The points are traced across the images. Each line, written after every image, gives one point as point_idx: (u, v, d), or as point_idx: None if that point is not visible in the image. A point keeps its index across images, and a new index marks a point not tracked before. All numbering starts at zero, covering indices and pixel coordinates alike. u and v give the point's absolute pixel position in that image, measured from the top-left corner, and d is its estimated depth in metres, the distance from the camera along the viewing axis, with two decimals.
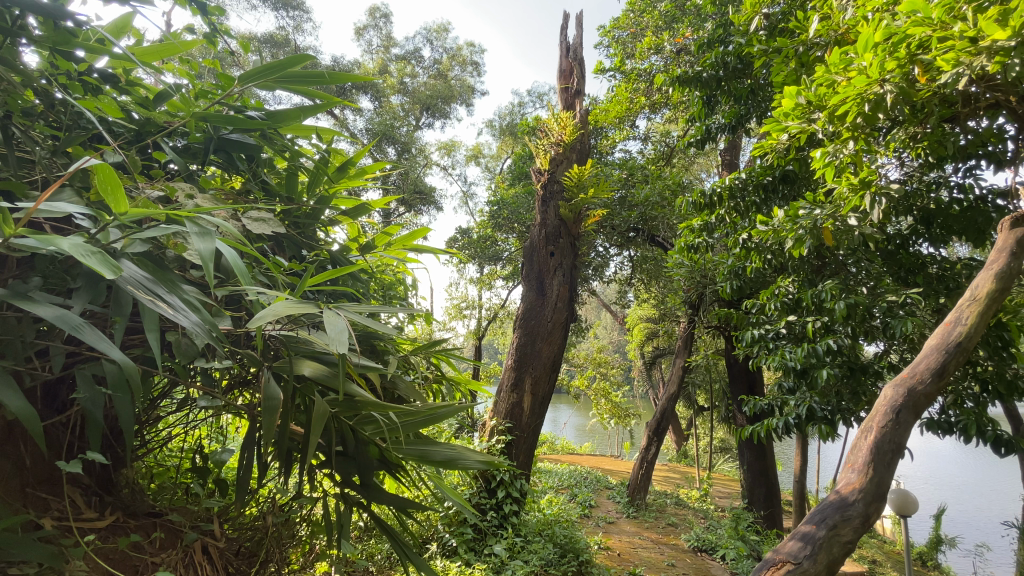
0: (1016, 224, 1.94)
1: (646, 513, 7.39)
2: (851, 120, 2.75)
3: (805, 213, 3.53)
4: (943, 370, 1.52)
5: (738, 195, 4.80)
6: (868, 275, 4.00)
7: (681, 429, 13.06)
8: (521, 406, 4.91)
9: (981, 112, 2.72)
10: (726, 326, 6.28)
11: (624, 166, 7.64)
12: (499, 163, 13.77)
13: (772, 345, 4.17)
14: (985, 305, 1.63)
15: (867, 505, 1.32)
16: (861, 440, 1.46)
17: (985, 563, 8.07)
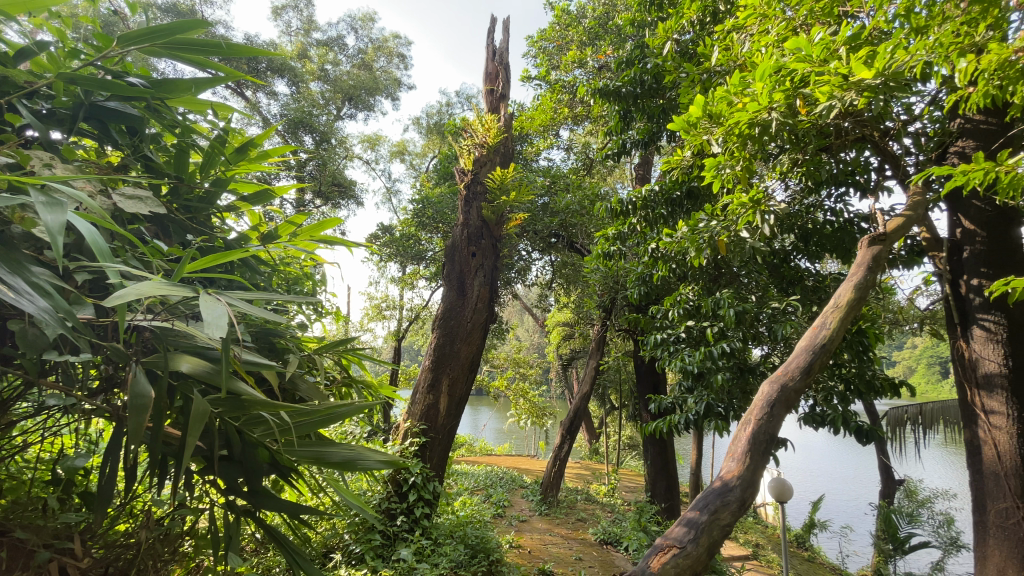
0: (872, 243, 2.24)
1: (557, 510, 7.59)
2: (743, 141, 3.02)
3: (704, 227, 3.83)
4: (808, 369, 1.64)
5: (649, 207, 5.12)
6: (756, 286, 4.41)
7: (593, 428, 13.60)
8: (437, 408, 4.81)
9: (849, 143, 3.11)
10: (635, 329, 6.63)
11: (548, 173, 7.84)
12: (423, 161, 13.53)
13: (673, 347, 4.48)
14: (845, 312, 1.84)
15: (745, 490, 1.28)
16: (740, 432, 1.47)
17: (848, 542, 9.17)
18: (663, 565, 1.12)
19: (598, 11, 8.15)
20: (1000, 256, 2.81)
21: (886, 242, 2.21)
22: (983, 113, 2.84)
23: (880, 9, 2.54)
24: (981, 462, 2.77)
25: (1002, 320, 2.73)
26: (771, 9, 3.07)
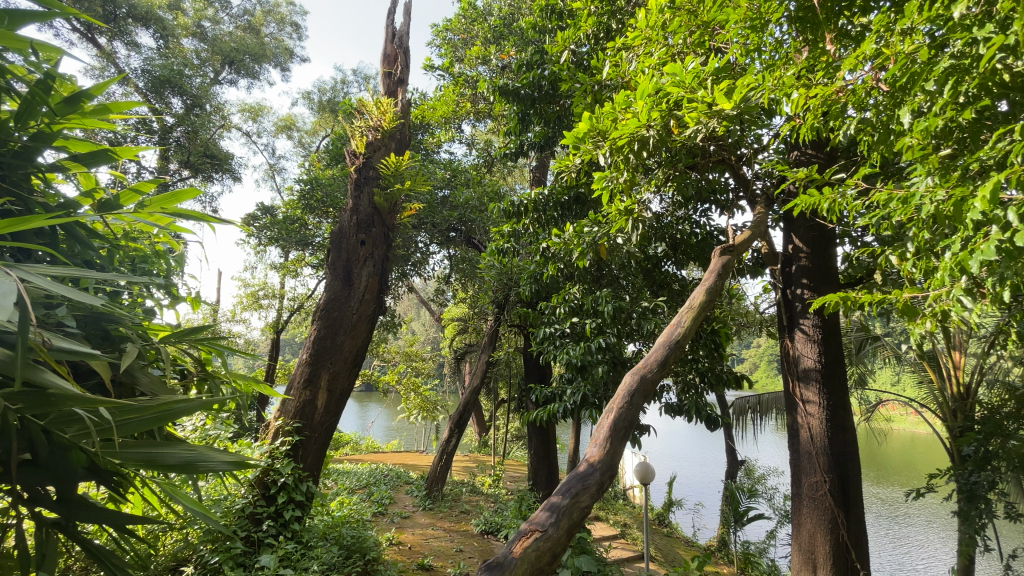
0: (723, 253, 2.55)
1: (442, 504, 7.59)
2: (624, 154, 3.24)
3: (588, 230, 4.07)
4: (665, 362, 1.81)
5: (542, 208, 5.32)
6: (632, 287, 4.79)
7: (483, 421, 13.79)
8: (314, 404, 4.50)
9: (711, 163, 3.50)
10: (525, 325, 6.85)
11: (448, 167, 7.79)
12: (315, 140, 12.64)
13: (558, 342, 4.70)
14: (697, 312, 2.07)
15: (604, 474, 1.38)
16: (603, 419, 1.58)
17: (699, 517, 10.38)
18: (525, 549, 1.16)
19: (504, 11, 8.24)
20: (819, 269, 3.34)
21: (734, 252, 2.52)
22: (811, 148, 3.36)
23: (739, 49, 2.88)
24: (798, 442, 3.24)
25: (819, 322, 3.26)
26: (654, 35, 3.30)
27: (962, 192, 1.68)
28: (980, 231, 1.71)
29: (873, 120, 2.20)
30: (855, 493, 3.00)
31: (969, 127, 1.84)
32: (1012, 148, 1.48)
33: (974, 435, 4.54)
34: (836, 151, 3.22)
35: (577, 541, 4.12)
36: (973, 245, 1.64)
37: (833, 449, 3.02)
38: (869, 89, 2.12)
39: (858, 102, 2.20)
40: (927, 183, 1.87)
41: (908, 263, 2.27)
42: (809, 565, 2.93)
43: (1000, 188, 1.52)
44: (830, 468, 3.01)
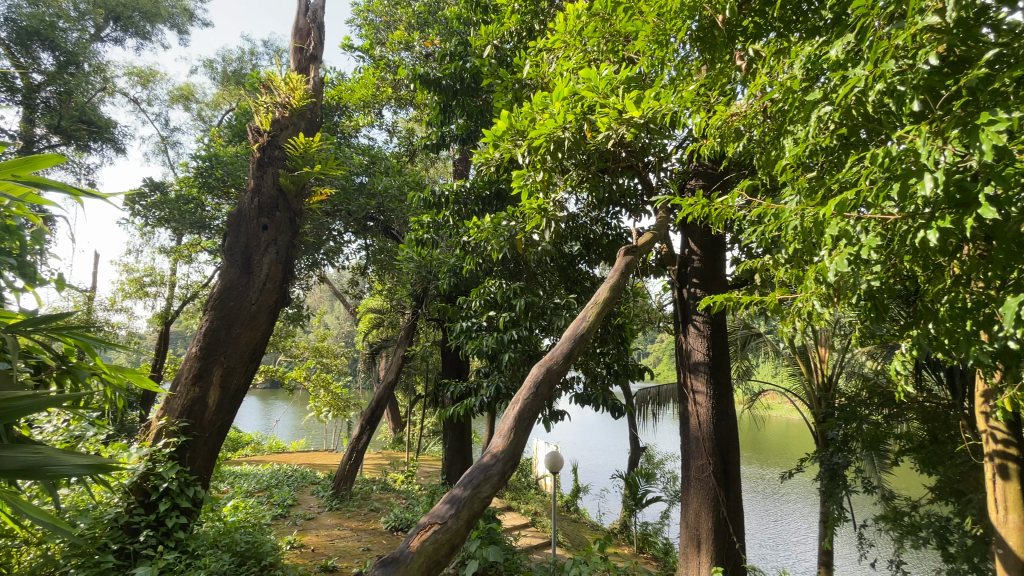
0: (628, 252, 2.69)
1: (350, 503, 7.31)
2: (541, 153, 3.30)
3: (505, 223, 4.11)
4: (569, 354, 1.88)
5: (462, 201, 5.29)
6: (548, 284, 4.91)
7: (398, 416, 13.49)
8: (204, 402, 4.12)
9: (622, 167, 3.67)
10: (443, 319, 6.78)
11: (367, 153, 7.50)
12: (217, 113, 11.53)
13: (475, 335, 4.65)
14: (602, 306, 2.17)
15: (506, 464, 1.41)
16: (508, 411, 1.60)
17: (604, 502, 10.93)
18: (423, 542, 1.16)
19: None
20: (710, 271, 3.65)
21: (636, 253, 2.67)
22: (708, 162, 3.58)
23: (648, 62, 3.03)
24: (688, 429, 3.51)
25: (708, 319, 3.56)
26: (573, 39, 3.39)
27: (823, 208, 1.91)
28: (837, 243, 1.96)
29: (760, 139, 2.42)
30: (735, 473, 3.32)
31: (832, 153, 2.10)
32: (862, 173, 1.71)
33: (835, 419, 5.20)
34: (728, 167, 3.44)
35: (487, 532, 4.17)
36: (830, 256, 1.88)
37: (717, 435, 3.31)
38: (756, 112, 2.33)
39: (748, 123, 2.41)
40: (797, 201, 2.10)
41: (781, 270, 2.53)
42: (694, 541, 3.19)
43: (853, 206, 1.75)
44: (714, 452, 3.29)
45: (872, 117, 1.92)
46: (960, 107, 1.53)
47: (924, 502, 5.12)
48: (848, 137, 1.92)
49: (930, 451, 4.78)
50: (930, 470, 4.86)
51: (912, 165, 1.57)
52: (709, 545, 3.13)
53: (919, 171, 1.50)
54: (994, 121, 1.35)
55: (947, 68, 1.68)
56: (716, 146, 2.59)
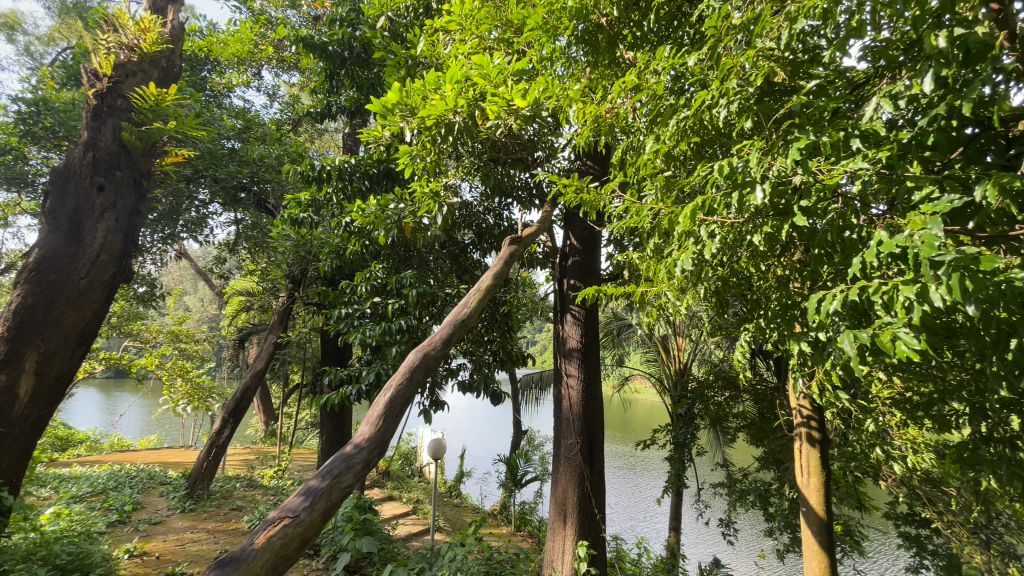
0: (514, 242, 2.72)
1: (207, 502, 6.59)
2: (431, 135, 3.17)
3: (392, 206, 3.74)
4: (448, 340, 1.86)
5: (345, 179, 4.86)
6: (441, 271, 4.57)
7: (271, 406, 12.47)
8: (13, 393, 3.40)
9: (512, 158, 3.71)
10: (323, 304, 6.37)
11: (241, 116, 6.75)
12: (49, 49, 9.53)
13: (357, 322, 4.20)
14: (483, 293, 2.18)
15: (372, 452, 1.35)
16: (379, 398, 1.53)
17: (486, 484, 11.15)
18: (269, 538, 1.08)
19: None
20: (587, 265, 3.85)
21: (521, 243, 2.69)
22: (591, 159, 3.63)
23: (536, 56, 3.10)
24: (560, 412, 3.67)
25: (583, 308, 3.75)
26: (468, 24, 3.33)
27: (677, 208, 2.10)
28: (686, 242, 2.16)
29: (630, 141, 2.59)
30: (600, 450, 3.55)
31: (687, 159, 2.31)
32: (707, 180, 1.92)
33: (687, 400, 5.86)
34: (607, 165, 3.53)
35: (361, 523, 4.03)
36: (680, 254, 2.08)
37: (586, 416, 3.52)
38: (628, 114, 2.49)
39: (620, 124, 2.58)
40: (655, 200, 2.30)
41: (643, 266, 2.75)
42: (561, 516, 3.36)
43: (697, 210, 1.96)
44: (582, 432, 3.49)
45: (721, 130, 2.15)
46: (783, 128, 1.79)
47: (752, 470, 6.00)
48: (698, 144, 2.13)
49: (758, 427, 5.59)
50: (758, 442, 5.71)
51: (747, 176, 1.78)
52: (574, 519, 3.31)
53: (752, 182, 1.72)
54: (807, 143, 1.60)
55: (773, 96, 1.96)
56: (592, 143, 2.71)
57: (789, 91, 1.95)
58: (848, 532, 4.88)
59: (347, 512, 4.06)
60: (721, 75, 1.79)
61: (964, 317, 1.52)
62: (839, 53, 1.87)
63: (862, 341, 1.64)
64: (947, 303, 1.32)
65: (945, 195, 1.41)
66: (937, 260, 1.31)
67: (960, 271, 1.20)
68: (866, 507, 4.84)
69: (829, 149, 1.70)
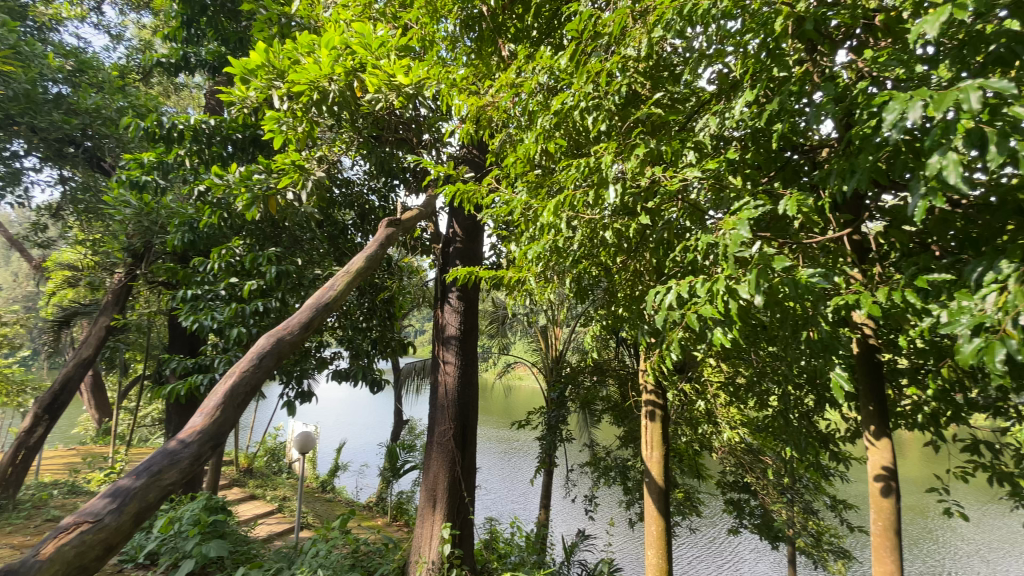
0: (390, 225, 2.60)
1: (10, 516, 5.45)
2: (303, 103, 2.88)
3: (255, 175, 3.30)
4: (307, 324, 1.72)
5: (202, 142, 4.29)
6: (316, 254, 4.16)
7: (106, 400, 10.71)
8: None
9: (394, 138, 3.55)
10: (172, 281, 5.58)
11: (70, 54, 5.61)
12: None
13: (207, 305, 3.69)
14: (352, 276, 2.04)
15: (203, 445, 1.22)
16: (218, 386, 1.38)
17: (362, 477, 10.70)
18: (59, 547, 0.93)
19: None
20: (468, 252, 3.84)
21: (398, 227, 2.59)
22: (474, 148, 3.47)
23: (419, 33, 2.98)
24: (435, 398, 3.65)
25: (462, 295, 3.75)
26: None
27: (544, 201, 2.18)
28: (552, 235, 2.24)
29: (506, 131, 2.60)
30: (472, 435, 3.59)
31: (555, 157, 2.41)
32: (569, 176, 2.03)
33: (560, 384, 6.18)
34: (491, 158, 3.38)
35: (211, 526, 3.66)
36: (544, 244, 2.17)
37: (460, 403, 3.54)
38: (503, 104, 2.51)
39: (497, 114, 2.59)
40: (524, 192, 2.35)
41: (513, 255, 2.80)
42: (430, 501, 3.36)
43: (560, 206, 2.05)
44: (456, 418, 3.51)
45: (585, 129, 2.26)
46: (637, 133, 1.92)
47: (614, 448, 6.54)
48: (563, 140, 2.21)
49: (621, 409, 6.11)
50: (621, 423, 6.22)
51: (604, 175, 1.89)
52: (443, 503, 3.34)
53: (606, 181, 1.86)
54: (652, 149, 1.75)
55: (627, 102, 2.11)
56: (471, 129, 2.68)
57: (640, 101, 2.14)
58: (687, 499, 5.54)
59: (194, 514, 3.66)
60: (584, 75, 1.87)
61: (765, 308, 1.79)
62: (684, 72, 2.09)
63: (686, 328, 1.86)
64: (750, 296, 1.54)
65: (755, 203, 1.64)
66: (745, 259, 1.52)
67: (755, 271, 1.41)
68: (703, 475, 5.53)
69: (673, 157, 1.87)
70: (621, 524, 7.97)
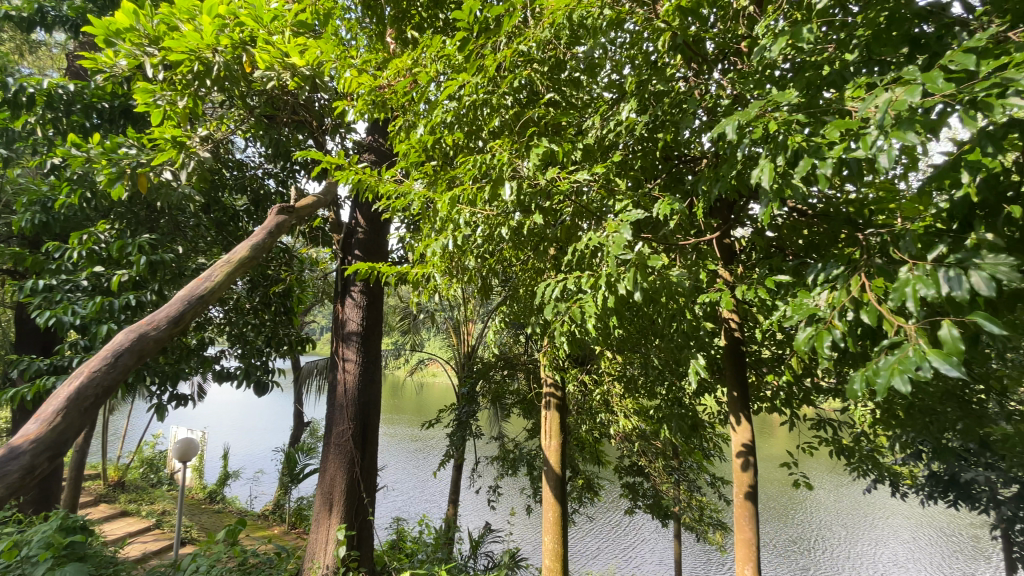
0: (281, 213, 2.42)
1: None
2: (181, 74, 2.61)
3: (123, 150, 2.91)
4: (178, 319, 1.55)
5: (58, 110, 3.71)
6: (201, 243, 3.78)
7: None
8: None
9: (292, 120, 3.33)
10: (17, 269, 4.77)
11: None
12: None
13: (62, 297, 3.20)
14: (233, 267, 1.87)
15: (36, 457, 1.06)
16: (59, 389, 1.20)
17: (257, 484, 9.91)
18: None
19: None
20: (372, 244, 3.70)
21: (292, 214, 2.40)
22: (375, 135, 3.31)
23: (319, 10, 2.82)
24: (333, 398, 3.49)
25: (364, 290, 3.60)
26: None
27: (443, 195, 2.17)
28: (450, 228, 2.23)
29: (406, 120, 2.54)
30: (373, 435, 3.48)
31: (455, 151, 2.42)
32: (466, 171, 2.03)
33: (471, 379, 6.18)
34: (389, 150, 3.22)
35: (66, 549, 3.19)
36: (442, 237, 2.15)
37: (360, 401, 3.41)
38: (404, 93, 2.45)
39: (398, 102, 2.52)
40: (422, 183, 2.31)
41: (413, 248, 2.75)
42: (326, 504, 3.21)
43: (457, 199, 2.04)
44: (355, 418, 3.38)
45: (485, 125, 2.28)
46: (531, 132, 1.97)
47: (522, 441, 6.67)
48: (462, 134, 2.21)
49: (529, 402, 6.24)
50: (530, 416, 6.36)
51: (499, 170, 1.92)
52: (340, 506, 3.20)
53: (502, 179, 1.89)
54: (544, 149, 1.81)
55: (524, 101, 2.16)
56: (371, 116, 2.59)
57: (536, 102, 2.20)
58: (588, 485, 5.81)
59: (45, 536, 3.16)
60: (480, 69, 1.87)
61: (649, 302, 1.91)
62: (578, 75, 2.19)
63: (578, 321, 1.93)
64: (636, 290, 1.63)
65: (638, 204, 1.75)
66: (629, 253, 1.62)
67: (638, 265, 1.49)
68: (603, 462, 5.83)
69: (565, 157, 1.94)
70: (521, 513, 8.25)
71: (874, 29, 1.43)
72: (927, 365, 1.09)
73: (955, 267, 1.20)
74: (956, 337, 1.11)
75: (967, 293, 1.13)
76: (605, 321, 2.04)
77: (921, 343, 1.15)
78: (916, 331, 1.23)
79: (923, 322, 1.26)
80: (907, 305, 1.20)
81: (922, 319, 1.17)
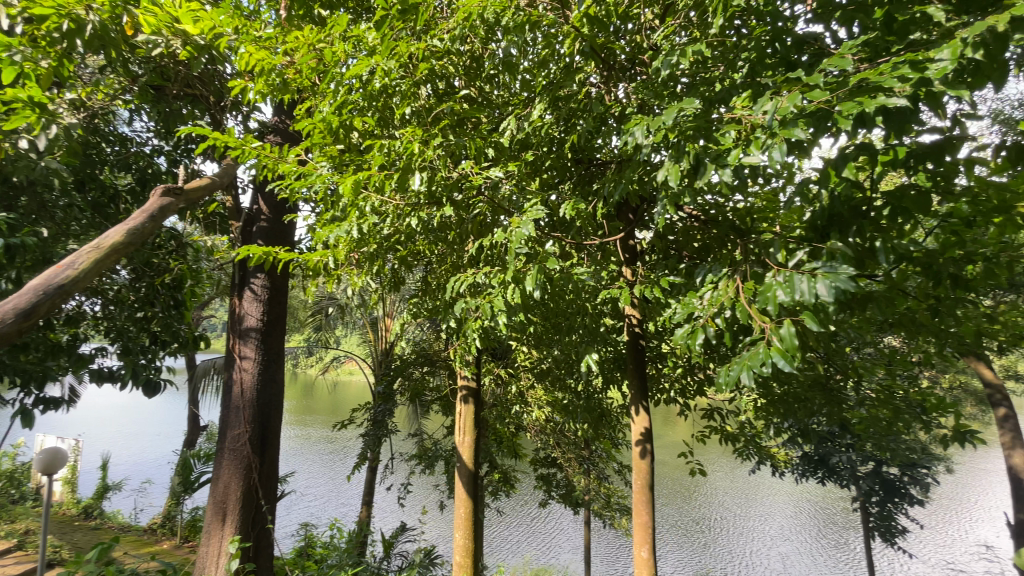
0: (165, 194, 2.15)
1: None
2: (45, 30, 2.25)
3: None
4: (31, 311, 1.32)
5: None
6: (73, 226, 3.33)
7: None
8: None
9: (185, 93, 3.02)
10: None
11: None
12: None
13: None
14: (103, 253, 1.63)
15: None
16: None
17: (144, 496, 8.95)
18: None
19: None
20: (276, 232, 3.47)
21: (179, 197, 2.17)
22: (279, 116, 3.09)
23: None
24: (229, 398, 3.22)
25: (266, 282, 3.36)
26: None
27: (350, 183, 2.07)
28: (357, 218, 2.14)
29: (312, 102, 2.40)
30: (274, 437, 3.26)
31: (364, 136, 2.31)
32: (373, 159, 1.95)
33: (388, 377, 6.00)
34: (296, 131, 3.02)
35: None
36: (347, 227, 2.05)
37: (260, 401, 3.19)
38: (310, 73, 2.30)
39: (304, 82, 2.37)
40: (327, 169, 2.19)
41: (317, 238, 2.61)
42: (218, 514, 2.97)
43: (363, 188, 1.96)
44: (254, 419, 3.15)
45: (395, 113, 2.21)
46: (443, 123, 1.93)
47: (440, 439, 6.60)
48: (371, 120, 2.12)
49: (448, 398, 6.19)
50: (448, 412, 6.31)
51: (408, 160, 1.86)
52: (234, 515, 2.98)
53: (411, 169, 1.84)
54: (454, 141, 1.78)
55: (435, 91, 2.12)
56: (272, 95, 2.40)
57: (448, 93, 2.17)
58: (504, 479, 5.88)
59: None
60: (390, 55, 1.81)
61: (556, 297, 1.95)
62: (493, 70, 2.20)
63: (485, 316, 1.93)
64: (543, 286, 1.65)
65: (545, 201, 1.78)
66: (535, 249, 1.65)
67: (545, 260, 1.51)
68: (519, 455, 5.93)
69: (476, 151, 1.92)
70: (432, 510, 8.18)
71: (756, 53, 1.56)
72: (773, 360, 1.23)
73: (810, 274, 1.35)
74: (793, 335, 1.22)
75: (813, 297, 1.25)
76: (516, 316, 2.06)
77: (771, 341, 1.28)
78: (771, 330, 1.35)
79: (780, 321, 1.40)
80: (770, 307, 1.32)
81: (775, 318, 1.29)
